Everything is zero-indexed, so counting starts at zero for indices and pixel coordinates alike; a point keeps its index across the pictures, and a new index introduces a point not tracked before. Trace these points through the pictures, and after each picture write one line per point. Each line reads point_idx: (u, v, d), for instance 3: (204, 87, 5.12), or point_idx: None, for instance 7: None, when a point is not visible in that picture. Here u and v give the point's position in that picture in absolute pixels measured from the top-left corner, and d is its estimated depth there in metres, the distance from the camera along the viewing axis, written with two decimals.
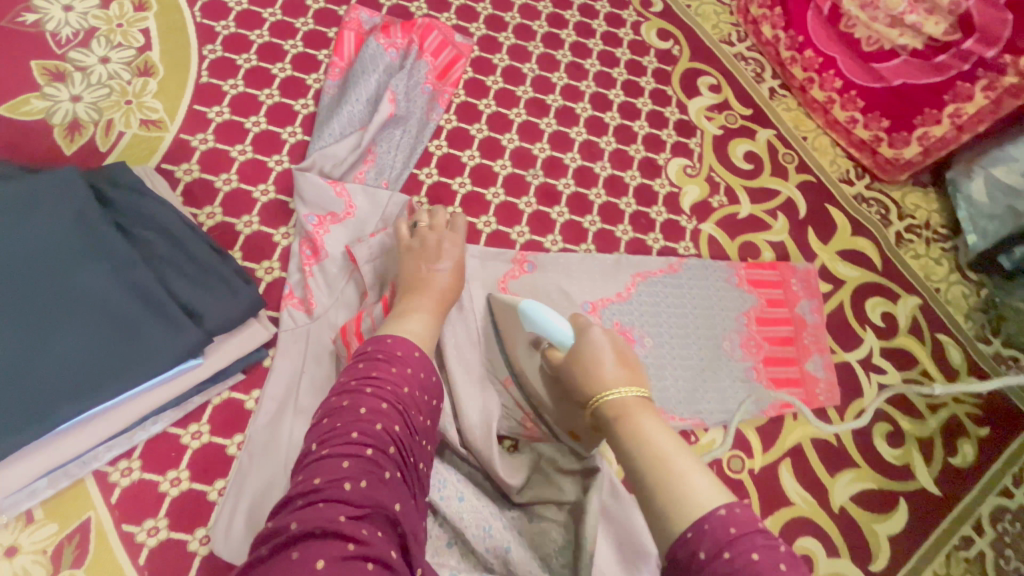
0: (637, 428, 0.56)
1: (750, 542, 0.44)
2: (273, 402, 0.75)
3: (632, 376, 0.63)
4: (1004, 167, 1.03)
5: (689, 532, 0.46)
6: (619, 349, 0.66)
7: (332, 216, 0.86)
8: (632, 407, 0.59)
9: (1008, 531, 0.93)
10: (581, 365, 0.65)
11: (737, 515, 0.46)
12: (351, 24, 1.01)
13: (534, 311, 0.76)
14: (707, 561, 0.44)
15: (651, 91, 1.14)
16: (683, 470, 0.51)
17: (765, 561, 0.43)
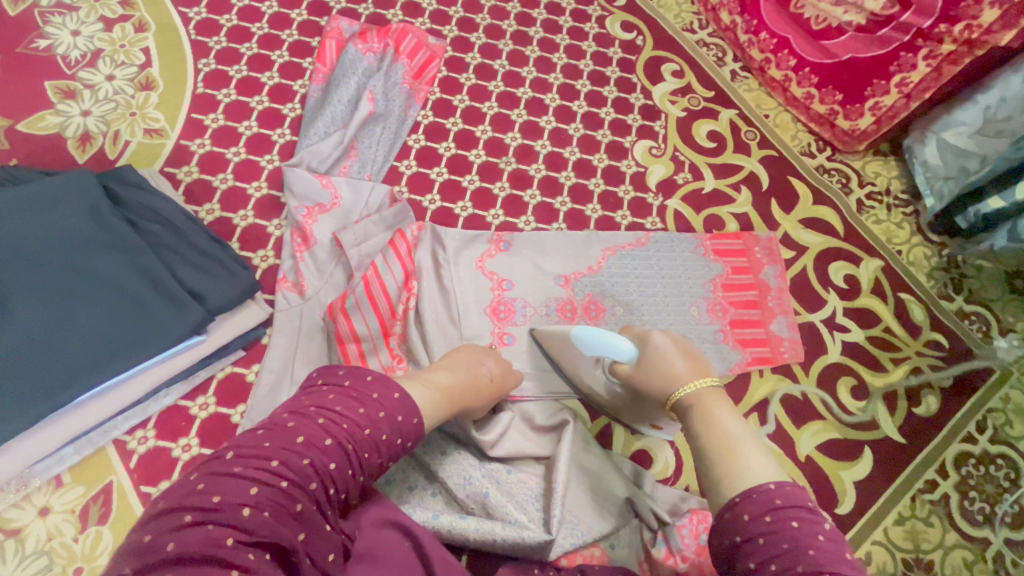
0: (713, 415, 0.64)
1: (791, 512, 0.51)
2: (271, 374, 0.83)
3: (699, 368, 0.70)
4: (953, 131, 1.08)
5: (738, 497, 0.54)
6: (683, 346, 0.73)
7: (319, 206, 0.94)
8: (706, 398, 0.67)
9: (972, 474, 0.97)
10: (653, 368, 0.72)
11: (784, 491, 0.53)
12: (332, 33, 1.09)
13: (589, 334, 0.78)
14: (749, 522, 0.52)
15: (616, 80, 1.21)
16: (748, 450, 0.59)
17: (803, 528, 0.50)
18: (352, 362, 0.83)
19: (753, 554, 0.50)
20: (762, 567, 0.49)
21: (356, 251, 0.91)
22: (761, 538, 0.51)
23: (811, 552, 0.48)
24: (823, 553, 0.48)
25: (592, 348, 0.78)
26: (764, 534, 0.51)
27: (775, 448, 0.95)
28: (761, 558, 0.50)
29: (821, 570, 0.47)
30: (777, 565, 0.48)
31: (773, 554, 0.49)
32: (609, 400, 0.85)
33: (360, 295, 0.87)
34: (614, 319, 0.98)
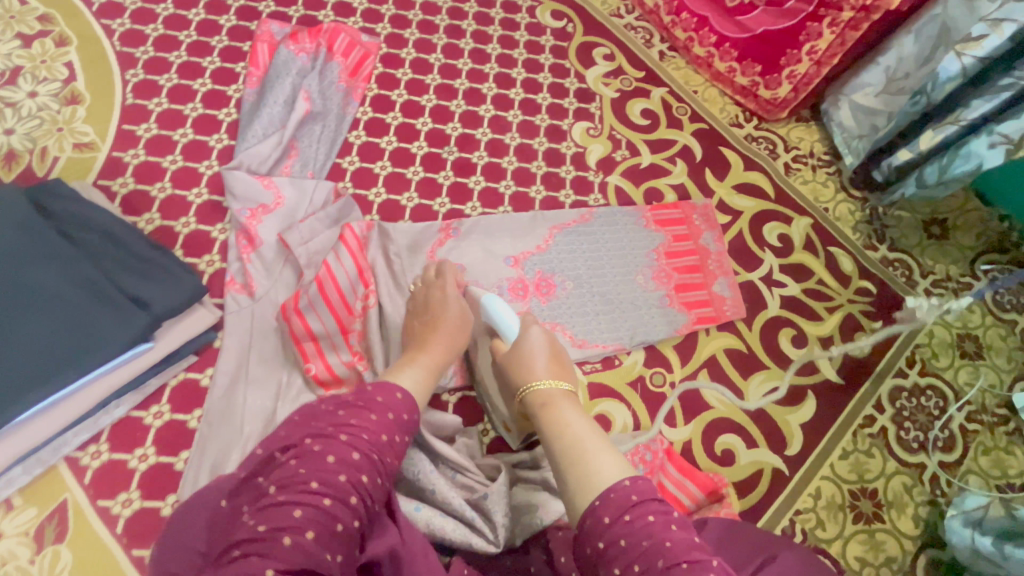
0: (562, 416, 0.69)
1: (647, 507, 0.55)
2: (226, 376, 0.83)
3: (557, 373, 0.77)
4: (861, 93, 1.18)
5: (596, 501, 0.57)
6: (552, 350, 0.79)
7: (263, 208, 0.94)
8: (557, 398, 0.72)
9: (906, 405, 1.05)
10: (518, 362, 0.78)
11: (638, 486, 0.57)
12: (264, 36, 1.10)
13: (495, 303, 0.87)
14: (610, 525, 0.54)
15: (550, 66, 1.25)
16: (593, 447, 0.63)
17: (659, 523, 0.54)
18: (310, 360, 0.85)
19: (618, 559, 0.52)
20: (628, 568, 0.51)
21: (304, 249, 0.91)
22: (624, 540, 0.53)
23: (668, 545, 0.51)
24: (679, 545, 0.51)
25: (489, 317, 0.87)
26: (626, 535, 0.53)
27: (726, 401, 1.00)
28: (626, 560, 0.52)
29: (679, 561, 0.50)
30: (641, 566, 0.51)
31: (636, 556, 0.51)
32: (484, 385, 0.89)
33: (314, 296, 0.86)
34: (565, 294, 1.01)
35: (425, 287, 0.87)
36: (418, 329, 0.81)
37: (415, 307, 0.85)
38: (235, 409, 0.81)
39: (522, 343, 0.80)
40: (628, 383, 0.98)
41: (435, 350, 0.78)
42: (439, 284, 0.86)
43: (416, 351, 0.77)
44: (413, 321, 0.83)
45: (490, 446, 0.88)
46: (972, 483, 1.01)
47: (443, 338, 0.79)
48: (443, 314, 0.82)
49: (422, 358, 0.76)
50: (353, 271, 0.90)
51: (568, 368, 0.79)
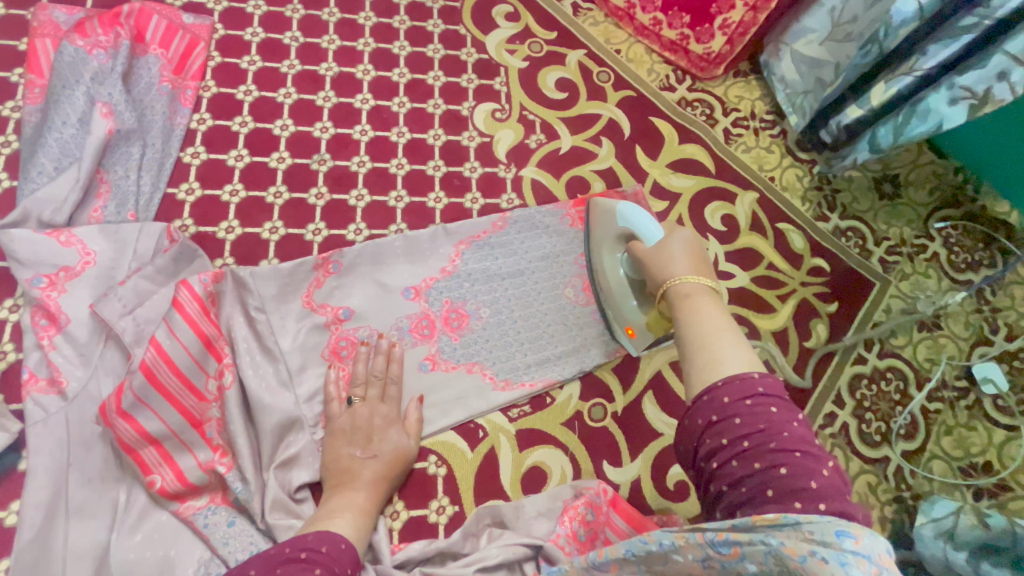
0: (697, 310, 0.58)
1: (771, 398, 0.49)
2: (37, 509, 0.62)
3: (700, 270, 0.63)
4: (803, 41, 1.02)
5: (719, 381, 0.50)
6: (699, 252, 0.65)
7: (64, 272, 0.71)
8: (693, 294, 0.60)
9: (867, 395, 0.96)
10: (655, 259, 0.67)
11: (766, 380, 0.50)
12: (44, 29, 0.82)
13: (630, 209, 0.75)
14: (729, 404, 0.49)
15: (441, 34, 1.02)
16: (728, 346, 0.53)
17: (780, 414, 0.48)
18: (153, 470, 0.66)
19: (726, 431, 0.48)
20: (734, 443, 0.48)
21: (129, 320, 0.70)
22: (737, 418, 0.48)
23: (784, 435, 0.47)
24: (797, 436, 0.47)
25: (626, 221, 0.75)
26: (741, 413, 0.48)
27: (676, 423, 0.86)
28: (733, 435, 0.48)
29: (793, 450, 0.45)
30: (749, 442, 0.47)
31: (746, 433, 0.47)
32: (605, 293, 0.81)
33: (143, 388, 0.66)
34: (482, 324, 0.84)
35: (368, 407, 0.73)
36: (347, 464, 0.69)
37: (350, 431, 0.71)
38: (54, 553, 0.62)
39: (664, 242, 0.68)
40: (563, 424, 0.83)
41: (365, 487, 0.67)
42: (384, 409, 0.73)
43: (345, 489, 0.67)
44: (341, 449, 0.70)
45: (401, 532, 0.73)
46: (937, 470, 0.93)
47: (378, 473, 0.69)
48: (380, 447, 0.70)
49: (349, 497, 0.66)
50: (195, 345, 0.70)
51: (713, 270, 0.65)
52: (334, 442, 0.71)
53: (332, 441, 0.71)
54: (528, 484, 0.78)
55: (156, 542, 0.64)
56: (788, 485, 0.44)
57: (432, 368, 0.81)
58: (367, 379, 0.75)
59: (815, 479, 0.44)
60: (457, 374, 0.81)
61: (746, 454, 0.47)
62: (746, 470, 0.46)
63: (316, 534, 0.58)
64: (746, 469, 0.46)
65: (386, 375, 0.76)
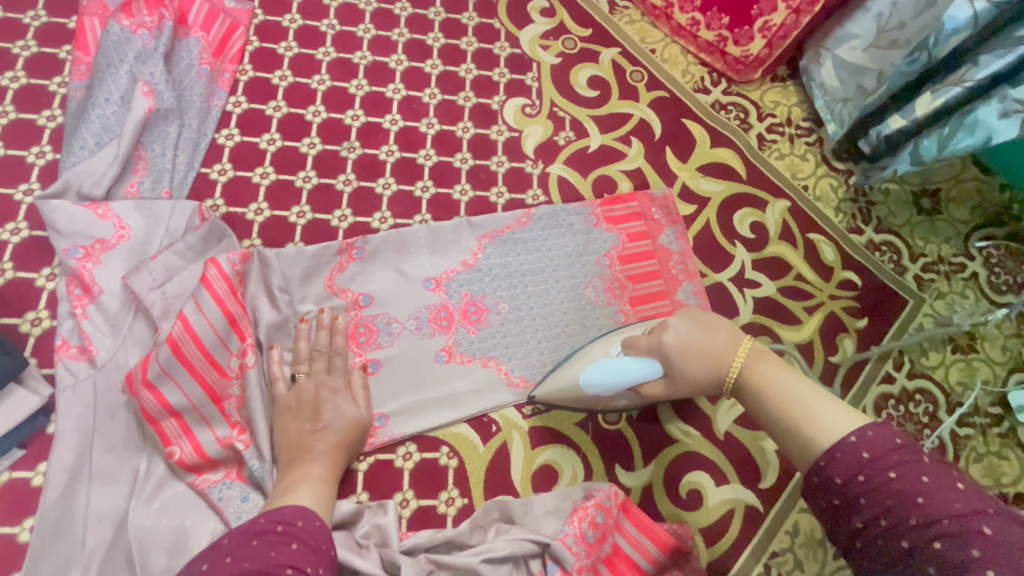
0: (766, 389, 0.57)
1: (886, 462, 0.46)
2: (63, 472, 0.65)
3: (723, 347, 0.61)
4: (847, 47, 0.99)
5: (823, 461, 0.49)
6: (705, 326, 0.63)
7: (100, 244, 0.73)
8: (749, 379, 0.59)
9: (893, 416, 0.93)
10: (679, 387, 0.64)
11: (868, 441, 0.47)
12: (93, 8, 0.85)
13: (601, 371, 0.70)
14: (846, 486, 0.47)
15: (475, 28, 1.02)
16: (816, 407, 0.52)
17: (904, 478, 0.45)
18: (172, 441, 0.67)
19: (858, 513, 0.46)
20: (872, 523, 0.45)
21: (158, 293, 0.72)
22: (863, 498, 0.46)
23: (921, 502, 0.43)
24: (937, 503, 0.43)
25: (610, 386, 0.70)
26: (864, 492, 0.46)
27: (692, 431, 0.84)
28: (868, 513, 0.46)
29: (937, 519, 0.42)
30: (885, 522, 0.44)
31: (879, 510, 0.45)
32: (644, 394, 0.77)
33: (169, 362, 0.68)
34: (500, 319, 0.84)
35: (313, 381, 0.72)
36: (298, 438, 0.67)
37: (296, 407, 0.70)
38: (77, 515, 0.64)
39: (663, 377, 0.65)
40: (577, 424, 0.82)
41: (321, 458, 0.67)
42: (329, 381, 0.72)
43: (301, 461, 0.66)
44: (290, 425, 0.69)
45: (410, 520, 0.73)
46: None
47: (330, 445, 0.68)
48: (326, 418, 0.69)
49: (308, 470, 0.65)
50: (220, 323, 0.72)
51: (722, 326, 0.63)
52: (285, 414, 0.70)
53: (282, 412, 0.70)
54: (538, 482, 0.78)
55: (173, 511, 0.65)
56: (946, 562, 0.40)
57: (448, 360, 0.81)
58: (310, 355, 0.74)
59: (974, 545, 0.40)
60: (473, 367, 0.81)
61: (890, 532, 0.44)
62: (894, 553, 0.44)
63: (292, 508, 0.58)
64: (896, 550, 0.44)
65: (329, 349, 0.74)
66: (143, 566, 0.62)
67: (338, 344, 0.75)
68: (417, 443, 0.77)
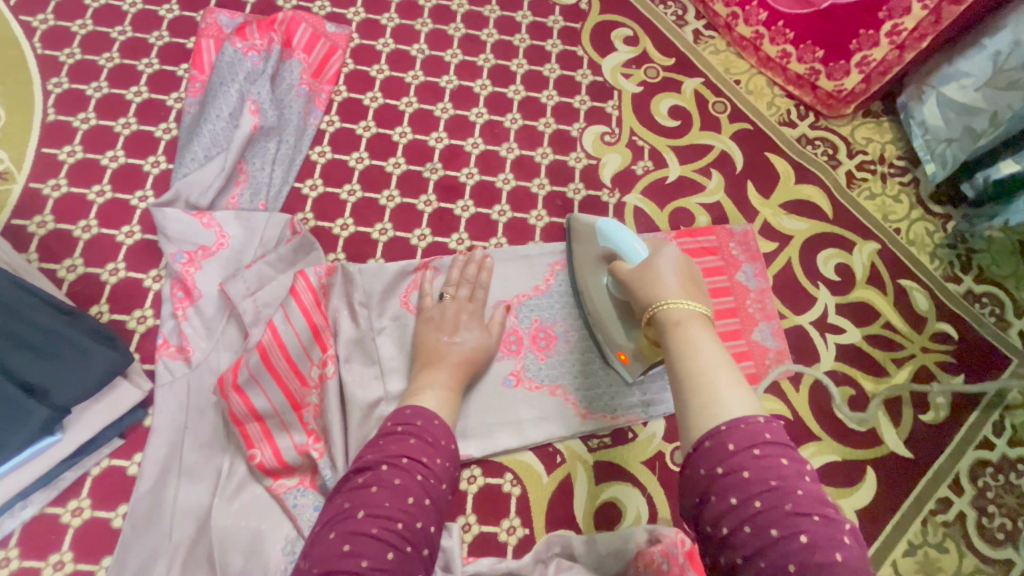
0: (690, 338, 0.54)
1: (781, 449, 0.46)
2: (155, 466, 0.69)
3: (693, 292, 0.60)
4: (954, 85, 0.93)
5: (723, 426, 0.47)
6: (687, 269, 0.63)
7: (202, 250, 0.78)
8: (689, 318, 0.56)
9: (990, 485, 0.85)
10: (642, 282, 0.63)
11: (774, 427, 0.47)
12: (210, 31, 0.92)
13: (612, 227, 0.72)
14: (734, 454, 0.46)
15: (558, 54, 1.03)
16: (726, 382, 0.50)
17: (791, 467, 0.45)
18: (255, 444, 0.70)
19: (734, 488, 0.44)
20: (745, 505, 0.44)
21: (250, 301, 0.76)
22: (748, 473, 0.45)
23: (798, 494, 0.43)
24: (810, 496, 0.43)
25: (608, 241, 0.72)
26: (750, 467, 0.45)
27: None
28: (745, 494, 0.44)
29: (809, 513, 0.42)
30: (761, 503, 0.43)
31: (758, 491, 0.44)
32: (596, 316, 0.77)
33: (258, 368, 0.72)
34: (569, 347, 0.83)
35: (456, 304, 0.78)
36: (434, 346, 0.73)
37: (434, 326, 0.76)
38: (164, 508, 0.67)
39: (646, 260, 0.64)
40: (644, 463, 0.79)
41: (449, 368, 0.71)
42: (472, 307, 0.78)
43: (428, 371, 0.71)
44: (430, 334, 0.75)
45: (471, 545, 0.73)
46: None
47: (456, 360, 0.72)
48: (462, 335, 0.75)
49: (436, 375, 0.70)
50: (306, 332, 0.75)
51: (704, 291, 0.62)
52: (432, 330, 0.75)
53: (426, 330, 0.76)
54: (601, 520, 0.76)
55: (249, 514, 0.68)
56: (810, 560, 0.40)
57: (516, 385, 0.80)
58: (458, 282, 0.81)
59: (838, 551, 0.40)
60: (541, 395, 0.80)
61: (760, 521, 0.43)
62: (765, 540, 0.42)
63: (412, 410, 0.61)
64: (762, 538, 0.42)
65: (475, 280, 0.80)
66: (221, 564, 0.65)
67: (483, 277, 0.81)
68: (482, 467, 0.77)
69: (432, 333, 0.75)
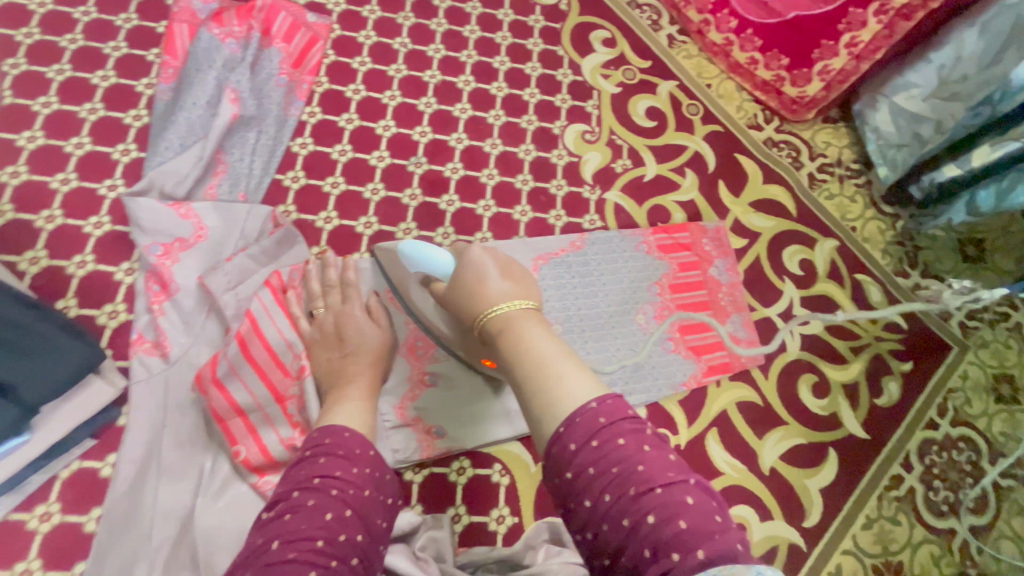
0: (523, 340, 0.52)
1: (619, 429, 0.45)
2: (133, 464, 0.66)
3: (519, 288, 0.57)
4: (904, 95, 1.00)
5: (562, 427, 0.46)
6: (501, 265, 0.60)
7: (179, 242, 0.76)
8: (516, 319, 0.54)
9: (936, 462, 0.93)
10: (460, 293, 0.59)
11: (608, 407, 0.46)
12: (183, 15, 0.88)
13: (410, 247, 0.65)
14: (577, 453, 0.45)
15: (539, 53, 1.05)
16: (565, 372, 0.49)
17: (631, 445, 0.45)
18: (238, 440, 0.69)
19: (587, 489, 0.44)
20: (599, 502, 0.44)
21: (232, 295, 0.74)
22: (592, 469, 0.44)
23: (640, 470, 0.44)
24: (651, 470, 0.44)
25: (413, 264, 0.65)
26: (593, 463, 0.45)
27: (738, 465, 0.87)
28: (597, 488, 0.44)
29: (652, 488, 0.43)
30: (611, 496, 0.43)
31: (608, 484, 0.44)
32: (442, 335, 0.73)
33: (237, 359, 0.70)
34: None
35: (332, 312, 0.73)
36: (330, 364, 0.69)
37: (322, 339, 0.72)
38: (144, 508, 0.65)
39: (457, 272, 0.60)
40: None
41: (360, 378, 0.68)
42: (348, 310, 0.73)
43: (342, 384, 0.67)
44: (321, 355, 0.71)
45: (461, 536, 0.74)
46: (1006, 550, 0.89)
47: (364, 364, 0.69)
48: (358, 341, 0.71)
49: (349, 389, 0.66)
50: (287, 325, 0.74)
51: (530, 281, 0.59)
52: (325, 343, 0.71)
53: (314, 343, 0.72)
54: None
55: (236, 513, 0.66)
56: (659, 535, 0.41)
57: None
58: (322, 292, 0.75)
59: (682, 517, 0.41)
60: None
61: (614, 512, 0.43)
62: (621, 533, 0.42)
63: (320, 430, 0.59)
64: (619, 530, 0.43)
65: (341, 282, 0.75)
66: (207, 563, 0.63)
67: (350, 276, 0.76)
68: (471, 458, 0.78)
69: (332, 351, 0.71)
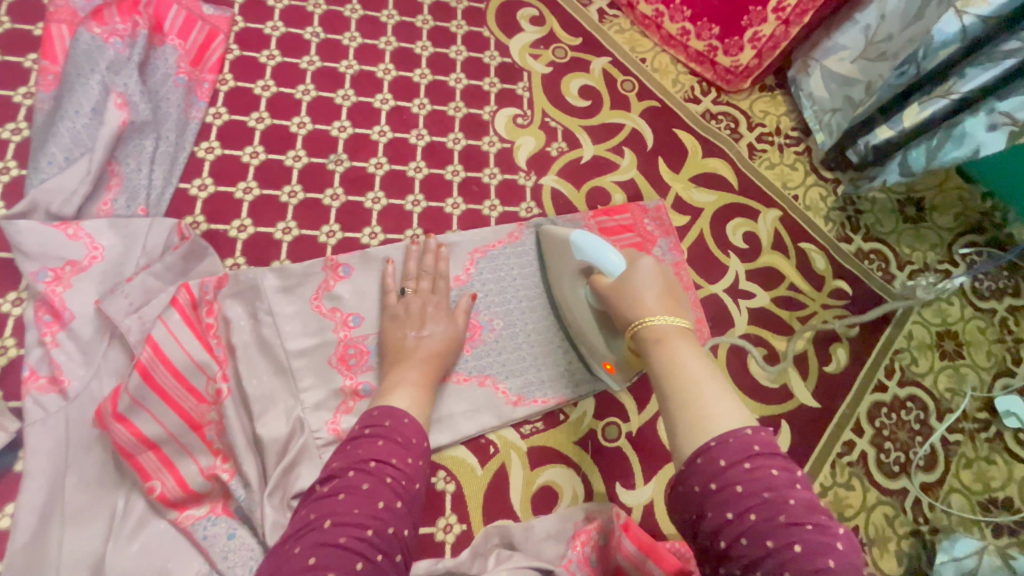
0: (673, 355, 0.53)
1: (771, 459, 0.45)
2: (32, 514, 0.60)
3: (675, 307, 0.59)
4: (835, 58, 1.01)
5: (713, 442, 0.46)
6: (665, 282, 0.61)
7: (70, 266, 0.69)
8: (669, 334, 0.55)
9: (886, 424, 0.93)
10: (622, 298, 0.61)
11: (763, 437, 0.46)
12: (61, 15, 0.81)
13: (587, 239, 0.70)
14: (727, 469, 0.45)
15: (463, 36, 1.00)
16: (713, 395, 0.49)
17: (783, 478, 0.44)
18: (152, 475, 0.63)
19: (731, 503, 0.44)
20: (741, 518, 0.43)
21: (134, 318, 0.68)
22: (739, 486, 0.44)
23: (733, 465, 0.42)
24: (804, 505, 0.43)
25: (584, 254, 0.70)
26: (741, 480, 0.44)
27: None
28: (739, 507, 0.43)
29: (804, 523, 0.41)
30: (756, 515, 0.42)
31: (752, 504, 0.43)
32: (576, 329, 0.77)
33: (139, 390, 0.65)
34: (497, 335, 0.81)
35: (420, 297, 0.74)
36: (401, 343, 0.70)
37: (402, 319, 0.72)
38: (48, 560, 0.59)
39: (626, 276, 0.63)
40: (577, 441, 0.80)
41: (417, 364, 0.68)
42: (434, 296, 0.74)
43: (397, 367, 0.68)
44: (396, 333, 0.71)
45: None
46: (955, 505, 0.90)
47: (416, 359, 0.68)
48: (429, 328, 0.71)
49: (404, 373, 0.66)
50: (195, 347, 0.69)
51: (685, 304, 0.61)
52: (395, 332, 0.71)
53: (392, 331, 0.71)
54: (537, 504, 0.76)
55: (153, 554, 0.62)
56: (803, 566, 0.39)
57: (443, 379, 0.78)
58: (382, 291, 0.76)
59: (833, 557, 0.40)
60: (469, 387, 0.78)
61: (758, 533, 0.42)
62: (760, 551, 0.41)
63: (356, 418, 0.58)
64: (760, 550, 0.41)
65: (434, 270, 0.76)
66: None
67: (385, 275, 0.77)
68: None
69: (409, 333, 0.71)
